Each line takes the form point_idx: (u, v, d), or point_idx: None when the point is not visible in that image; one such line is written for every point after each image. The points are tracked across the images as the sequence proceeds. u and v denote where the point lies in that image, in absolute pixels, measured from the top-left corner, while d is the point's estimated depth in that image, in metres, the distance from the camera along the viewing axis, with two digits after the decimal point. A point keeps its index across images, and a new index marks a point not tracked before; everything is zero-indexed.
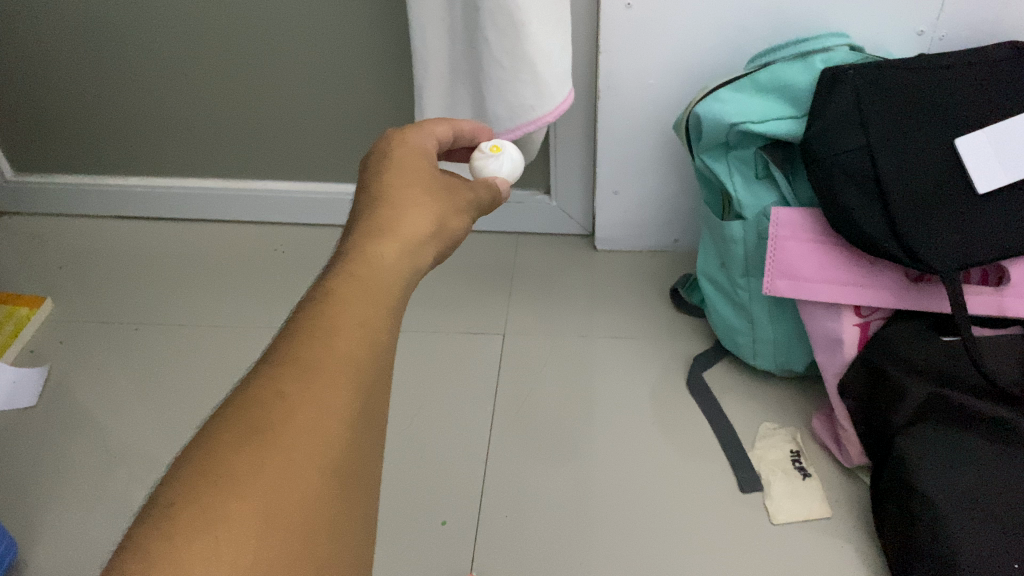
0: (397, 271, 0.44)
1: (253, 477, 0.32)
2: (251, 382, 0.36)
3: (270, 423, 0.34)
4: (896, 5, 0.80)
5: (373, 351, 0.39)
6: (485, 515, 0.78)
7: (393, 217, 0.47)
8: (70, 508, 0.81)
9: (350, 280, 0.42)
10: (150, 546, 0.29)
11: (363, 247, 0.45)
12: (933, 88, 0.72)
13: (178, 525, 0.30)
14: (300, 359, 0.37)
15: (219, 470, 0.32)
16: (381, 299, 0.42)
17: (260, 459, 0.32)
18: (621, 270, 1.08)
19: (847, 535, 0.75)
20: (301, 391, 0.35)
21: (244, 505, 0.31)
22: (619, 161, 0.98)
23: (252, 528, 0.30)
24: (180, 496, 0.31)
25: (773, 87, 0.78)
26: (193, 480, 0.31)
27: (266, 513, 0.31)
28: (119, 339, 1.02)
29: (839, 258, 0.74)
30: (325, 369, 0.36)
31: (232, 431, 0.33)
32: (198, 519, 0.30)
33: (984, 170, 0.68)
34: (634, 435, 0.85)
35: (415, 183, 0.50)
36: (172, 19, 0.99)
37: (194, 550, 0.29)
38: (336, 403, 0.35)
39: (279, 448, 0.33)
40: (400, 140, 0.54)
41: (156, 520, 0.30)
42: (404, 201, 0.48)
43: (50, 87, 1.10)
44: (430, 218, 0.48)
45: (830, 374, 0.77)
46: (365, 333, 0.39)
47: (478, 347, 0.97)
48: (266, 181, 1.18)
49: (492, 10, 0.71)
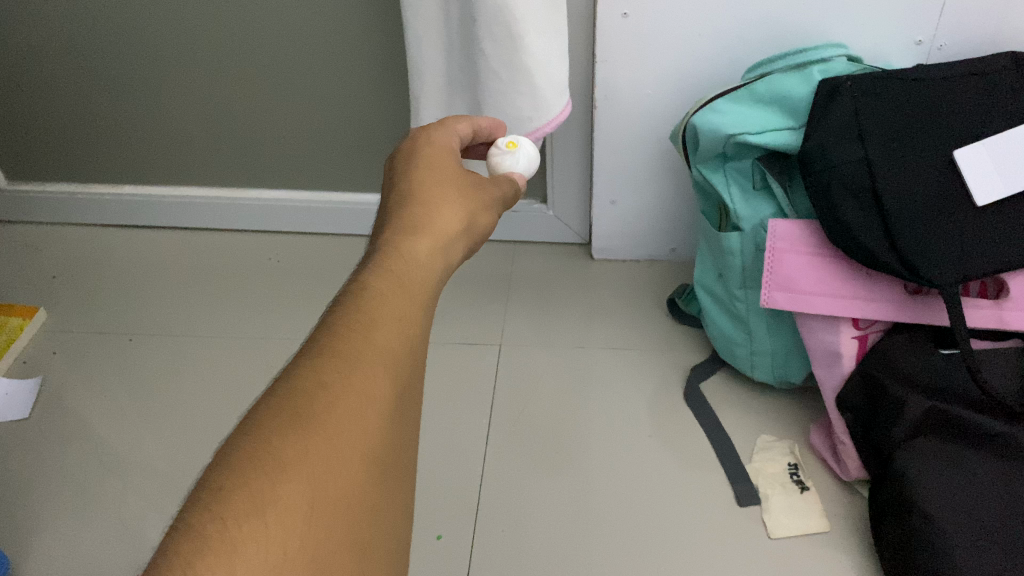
0: (429, 268, 0.46)
1: (300, 462, 0.32)
2: (290, 373, 0.36)
3: (313, 412, 0.34)
4: (894, 14, 0.80)
5: (408, 345, 0.40)
6: (482, 530, 0.78)
7: (425, 216, 0.49)
8: (63, 522, 0.80)
9: (386, 275, 0.43)
10: (203, 527, 0.29)
11: (399, 245, 0.46)
12: (936, 96, 0.72)
13: (231, 506, 0.30)
14: (339, 351, 0.37)
15: (268, 456, 0.32)
16: (415, 295, 0.43)
17: (306, 446, 0.33)
18: (618, 280, 1.08)
19: (845, 549, 0.74)
20: (343, 381, 0.36)
21: (292, 493, 0.31)
22: (616, 170, 0.98)
23: (301, 513, 0.31)
24: (232, 478, 0.31)
25: (771, 98, 0.77)
26: (242, 465, 0.31)
27: (312, 500, 0.31)
28: (113, 351, 1.01)
29: (838, 271, 0.74)
30: (364, 361, 0.37)
31: (276, 418, 0.33)
32: (249, 502, 0.30)
33: (984, 183, 0.67)
34: (631, 447, 0.84)
35: (445, 182, 0.52)
36: (166, 26, 0.99)
37: (247, 531, 0.29)
38: (373, 394, 0.36)
39: (324, 436, 0.33)
40: (427, 138, 0.55)
41: (207, 502, 0.30)
42: (437, 199, 0.50)
43: (46, 96, 1.10)
44: (459, 217, 0.50)
45: (829, 389, 0.77)
46: (399, 328, 0.40)
47: (474, 358, 0.97)
48: (262, 190, 1.17)
49: (487, 20, 0.71)
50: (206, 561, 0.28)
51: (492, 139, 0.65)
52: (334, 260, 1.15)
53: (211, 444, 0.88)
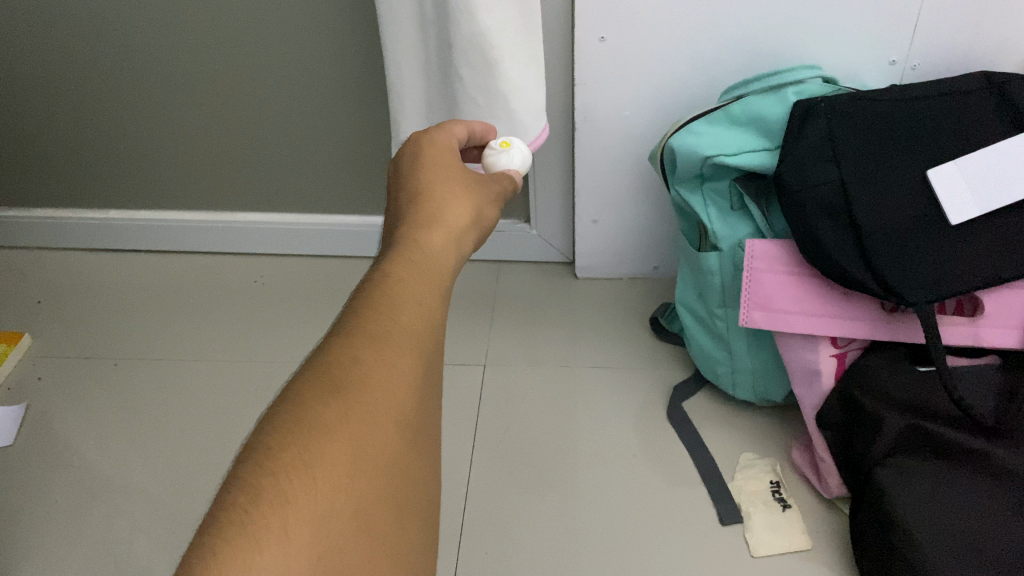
0: (445, 257, 0.47)
1: (340, 424, 0.33)
2: (327, 348, 0.37)
3: (349, 382, 0.35)
4: (867, 35, 0.81)
5: (430, 327, 0.41)
6: (466, 551, 0.77)
7: (437, 209, 0.50)
8: (46, 546, 0.80)
9: (407, 264, 0.44)
10: (257, 481, 0.30)
11: (413, 237, 0.47)
12: (912, 114, 0.73)
13: (279, 463, 0.31)
14: (370, 330, 0.38)
15: (312, 420, 0.33)
16: (434, 281, 0.44)
17: (346, 412, 0.34)
18: (602, 298, 1.08)
19: (827, 567, 0.74)
20: (376, 357, 0.37)
21: (337, 450, 0.32)
22: (598, 189, 0.99)
23: (343, 470, 0.32)
24: (279, 439, 0.32)
25: (747, 120, 0.78)
26: (286, 426, 0.32)
27: (353, 459, 0.32)
28: (97, 376, 1.01)
29: (816, 290, 0.75)
30: (392, 340, 0.38)
31: (315, 388, 0.34)
32: (296, 460, 0.31)
33: (955, 202, 0.68)
34: (615, 466, 0.85)
35: (452, 179, 0.53)
36: (149, 51, 1.00)
37: (298, 485, 0.30)
38: (402, 368, 0.37)
39: (359, 405, 0.34)
40: (429, 140, 0.56)
41: (256, 459, 0.31)
42: (447, 193, 0.51)
43: (32, 121, 1.11)
44: (469, 211, 0.51)
45: (808, 407, 0.78)
46: (421, 312, 0.41)
47: (458, 378, 0.97)
48: (246, 213, 1.18)
49: (464, 48, 0.72)
50: (261, 510, 0.29)
51: (484, 142, 0.66)
52: (319, 283, 1.15)
53: (200, 468, 0.88)
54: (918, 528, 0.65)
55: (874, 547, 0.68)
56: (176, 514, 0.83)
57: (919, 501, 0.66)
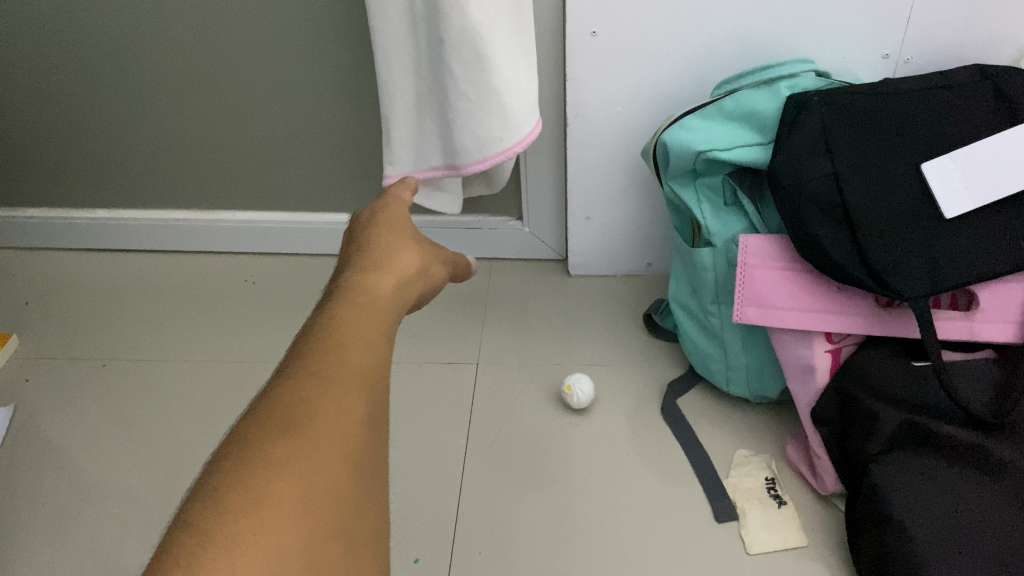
0: (390, 297, 0.50)
1: (289, 462, 0.34)
2: (274, 390, 0.38)
3: (298, 420, 0.36)
4: (858, 28, 0.80)
5: (377, 365, 0.42)
6: (460, 551, 0.77)
7: (383, 258, 0.53)
8: (34, 549, 0.79)
9: (352, 306, 0.46)
10: (205, 522, 0.31)
11: (359, 281, 0.50)
12: (904, 110, 0.72)
13: (229, 503, 0.32)
14: (316, 371, 0.39)
15: (262, 459, 0.34)
16: (381, 320, 0.46)
17: (295, 448, 0.35)
18: (596, 296, 1.08)
19: (824, 564, 0.74)
20: (323, 396, 0.38)
21: (285, 488, 0.33)
22: (590, 186, 0.98)
23: (293, 506, 0.32)
24: (227, 480, 0.33)
25: (740, 115, 0.77)
26: (235, 466, 0.33)
27: (305, 493, 0.33)
28: (86, 377, 1.00)
29: (810, 286, 0.74)
30: (339, 379, 0.39)
31: (264, 429, 0.35)
32: (244, 499, 0.32)
33: (950, 196, 0.68)
34: (610, 463, 0.84)
35: (401, 235, 0.57)
36: (135, 48, 0.99)
37: (247, 524, 0.31)
38: (348, 404, 0.38)
39: (308, 442, 0.35)
40: (384, 205, 0.60)
41: (204, 503, 0.32)
42: (394, 247, 0.55)
43: (19, 121, 1.10)
44: (414, 261, 0.55)
45: (802, 404, 0.77)
46: (369, 351, 0.42)
47: (450, 377, 0.96)
48: (236, 212, 1.17)
49: (455, 42, 0.71)
50: (209, 550, 0.30)
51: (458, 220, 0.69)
52: (309, 282, 1.15)
53: (190, 468, 0.87)
54: (914, 528, 0.64)
55: (868, 549, 0.67)
56: (167, 515, 0.82)
57: (917, 498, 0.65)
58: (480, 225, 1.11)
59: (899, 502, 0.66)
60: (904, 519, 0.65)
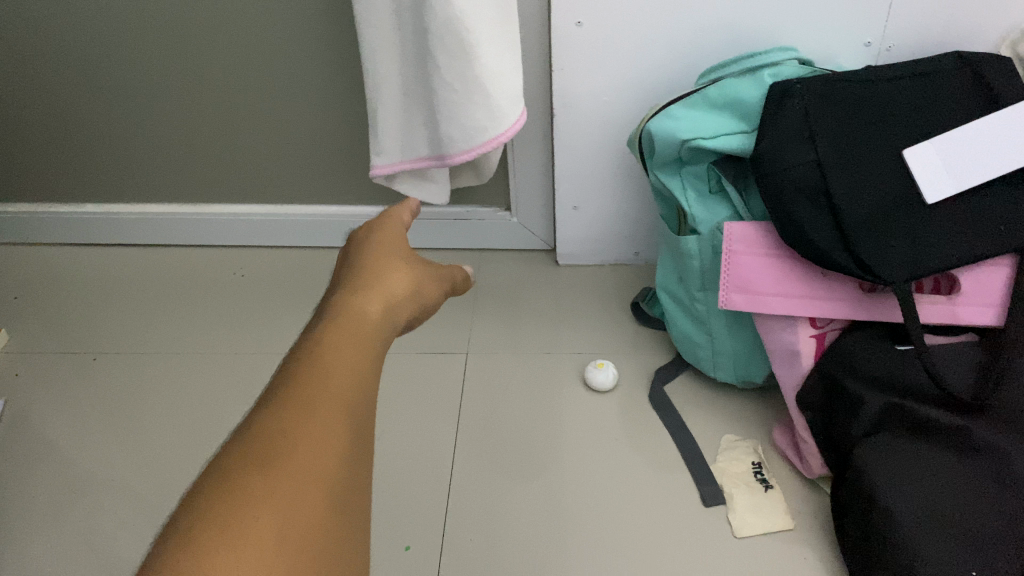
0: (377, 315, 0.49)
1: (266, 498, 0.34)
2: (255, 420, 0.38)
3: (277, 453, 0.36)
4: (841, 15, 0.81)
5: (363, 391, 0.42)
6: (451, 538, 0.77)
7: (375, 277, 0.53)
8: (27, 542, 0.80)
9: (340, 325, 0.46)
10: (178, 564, 0.31)
11: (350, 299, 0.50)
12: (885, 96, 0.73)
13: (202, 543, 0.31)
14: (301, 396, 0.39)
15: (238, 497, 0.33)
16: (369, 342, 0.46)
17: (272, 485, 0.34)
18: (584, 285, 1.08)
19: (809, 545, 0.75)
20: (305, 423, 0.37)
21: (260, 525, 0.33)
22: (578, 175, 0.99)
23: (268, 545, 0.32)
24: (201, 519, 0.32)
25: (724, 102, 0.78)
26: (209, 506, 0.33)
27: (280, 531, 0.33)
28: (77, 371, 1.00)
29: (794, 272, 0.75)
30: (324, 405, 0.39)
31: (242, 463, 0.35)
32: (217, 539, 0.32)
33: (931, 181, 0.69)
34: (600, 450, 0.85)
35: (393, 256, 0.57)
36: (122, 42, 0.99)
37: (218, 564, 0.31)
38: (331, 431, 0.38)
39: (286, 476, 0.35)
40: (377, 228, 0.60)
41: (176, 543, 0.32)
42: (387, 267, 0.55)
43: (7, 116, 1.10)
44: (408, 281, 0.55)
45: (788, 388, 0.78)
46: (356, 377, 0.42)
47: (441, 366, 0.97)
48: (225, 205, 1.17)
49: (439, 33, 0.72)
50: None
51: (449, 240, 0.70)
52: (299, 274, 1.15)
53: (182, 460, 0.88)
54: (899, 512, 0.65)
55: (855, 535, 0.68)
56: (161, 505, 0.83)
57: (902, 480, 0.66)
58: (470, 216, 1.12)
59: (883, 488, 0.67)
60: (889, 503, 0.66)
